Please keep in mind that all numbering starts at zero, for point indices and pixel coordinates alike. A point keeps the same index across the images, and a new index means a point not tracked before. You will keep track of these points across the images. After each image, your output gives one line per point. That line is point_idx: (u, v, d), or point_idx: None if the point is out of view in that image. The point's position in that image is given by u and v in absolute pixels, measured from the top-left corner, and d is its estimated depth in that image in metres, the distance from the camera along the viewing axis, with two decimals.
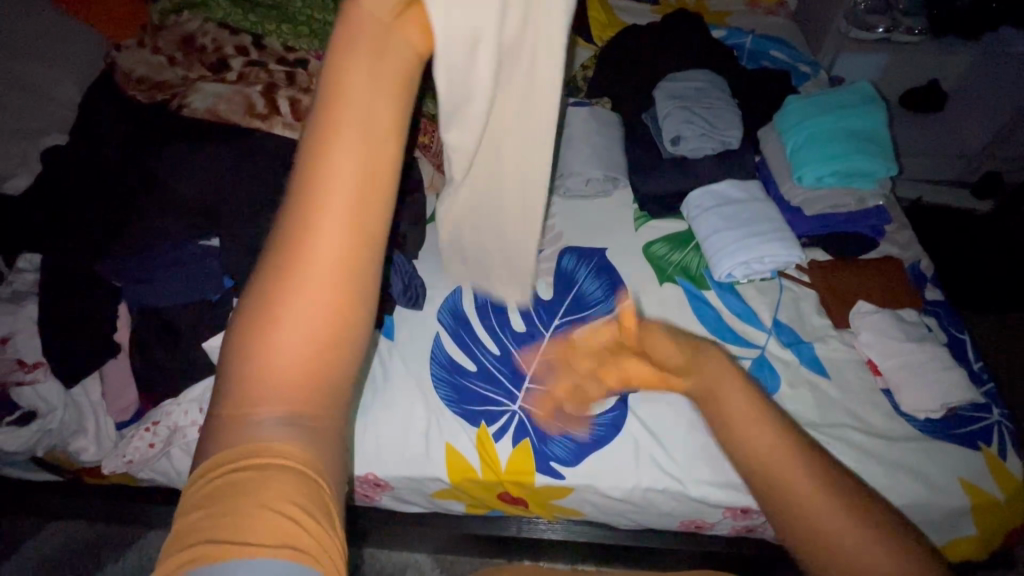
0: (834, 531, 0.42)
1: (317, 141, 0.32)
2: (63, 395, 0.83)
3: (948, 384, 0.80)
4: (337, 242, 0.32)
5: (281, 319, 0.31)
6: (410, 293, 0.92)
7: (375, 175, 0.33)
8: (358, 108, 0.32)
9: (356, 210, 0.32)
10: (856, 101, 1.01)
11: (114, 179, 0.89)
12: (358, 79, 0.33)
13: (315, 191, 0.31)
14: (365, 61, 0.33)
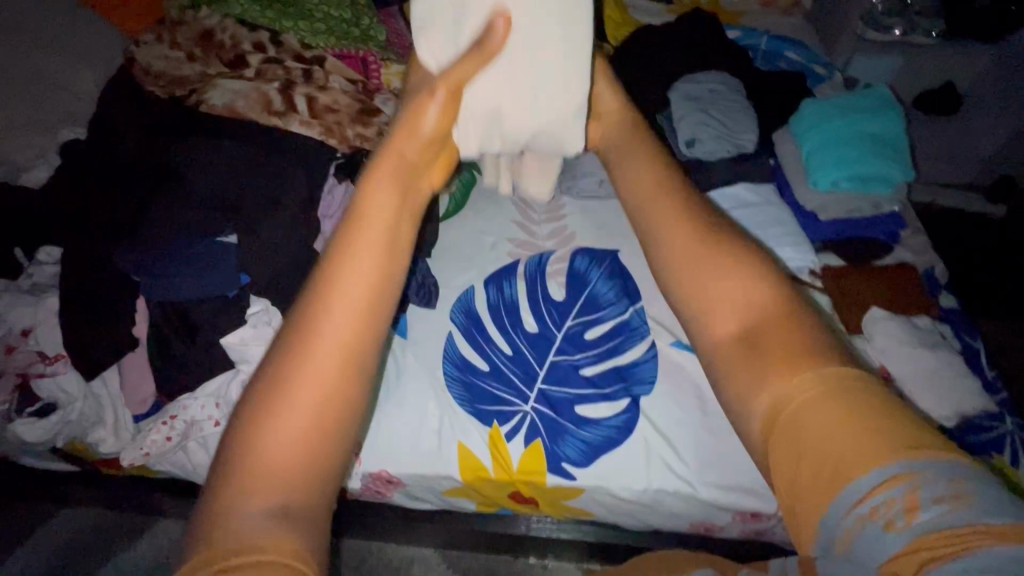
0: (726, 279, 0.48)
1: (343, 249, 0.41)
2: (83, 388, 0.85)
3: (960, 392, 0.80)
4: (355, 326, 0.40)
5: (291, 395, 0.38)
6: (423, 291, 0.94)
7: (383, 282, 0.42)
8: (379, 228, 0.43)
9: (367, 306, 0.41)
10: (873, 105, 1.00)
11: (138, 175, 0.91)
12: (381, 206, 0.43)
13: (332, 286, 0.40)
14: (391, 192, 0.44)
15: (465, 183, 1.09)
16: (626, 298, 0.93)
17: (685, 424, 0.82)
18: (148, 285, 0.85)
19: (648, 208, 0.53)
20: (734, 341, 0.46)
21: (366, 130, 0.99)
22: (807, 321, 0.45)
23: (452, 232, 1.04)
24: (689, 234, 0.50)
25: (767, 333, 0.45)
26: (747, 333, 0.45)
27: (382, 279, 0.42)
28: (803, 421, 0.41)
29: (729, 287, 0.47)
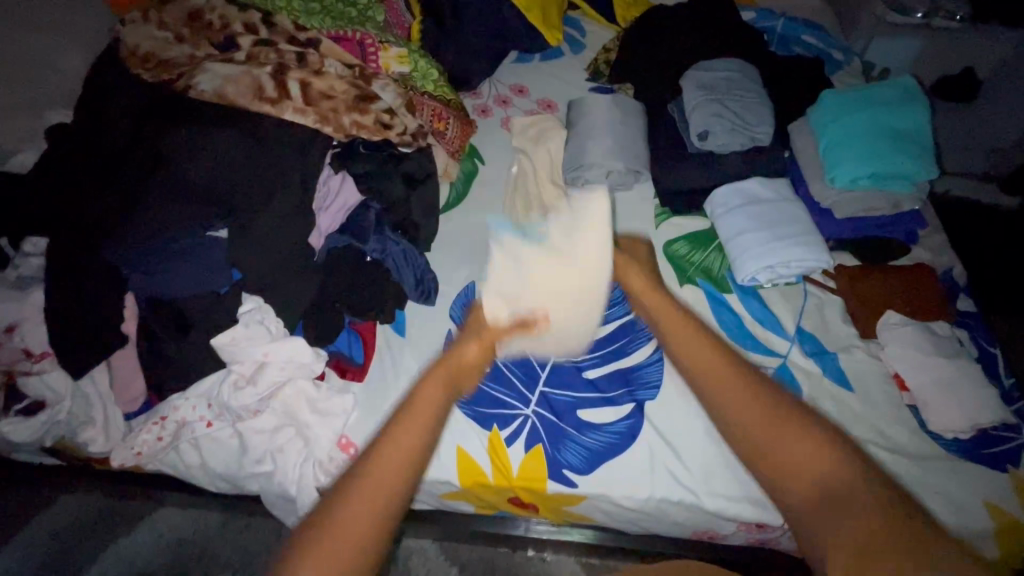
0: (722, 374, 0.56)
1: (396, 422, 0.50)
2: (72, 386, 0.82)
3: (979, 403, 0.77)
4: (397, 473, 0.47)
5: (336, 529, 0.45)
6: (422, 287, 0.91)
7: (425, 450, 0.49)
8: (425, 411, 0.51)
9: (404, 466, 0.48)
10: (897, 97, 0.95)
11: (123, 164, 0.87)
12: (431, 387, 0.53)
13: (381, 444, 0.49)
14: (439, 388, 0.53)
15: (466, 173, 1.08)
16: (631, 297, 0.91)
17: (690, 431, 0.80)
18: (137, 281, 0.83)
19: (675, 332, 0.61)
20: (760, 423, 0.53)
21: (363, 118, 0.95)
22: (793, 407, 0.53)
23: (453, 226, 1.02)
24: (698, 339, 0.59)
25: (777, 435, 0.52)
26: (757, 446, 0.53)
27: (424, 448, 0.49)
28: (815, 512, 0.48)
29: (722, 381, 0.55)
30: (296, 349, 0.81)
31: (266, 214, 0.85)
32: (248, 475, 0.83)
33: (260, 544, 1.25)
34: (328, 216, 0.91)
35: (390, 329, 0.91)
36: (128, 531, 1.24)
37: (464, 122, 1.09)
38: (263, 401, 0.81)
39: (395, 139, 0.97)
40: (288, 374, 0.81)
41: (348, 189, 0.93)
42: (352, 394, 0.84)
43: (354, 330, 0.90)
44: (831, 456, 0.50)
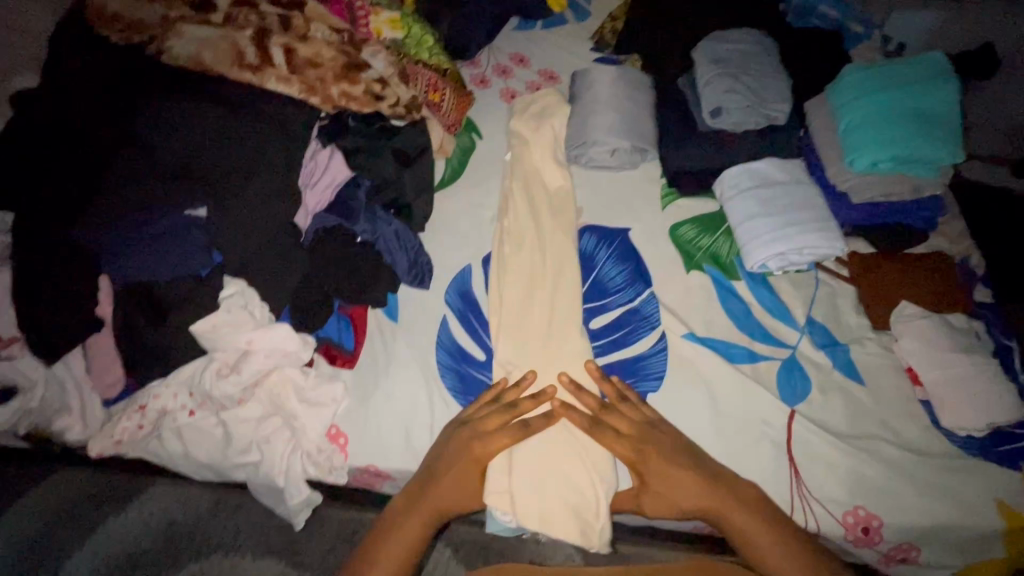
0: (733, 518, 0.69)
1: (391, 533, 0.73)
2: (45, 372, 0.78)
3: (996, 400, 0.74)
4: (411, 536, 0.72)
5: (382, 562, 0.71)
6: (416, 270, 0.86)
7: (413, 552, 0.72)
8: (414, 513, 0.73)
9: (411, 537, 0.72)
10: (926, 76, 0.89)
11: (91, 136, 0.81)
12: (412, 515, 0.73)
13: (383, 555, 0.71)
14: (417, 516, 0.73)
15: (463, 148, 1.02)
16: (634, 283, 0.87)
17: (695, 426, 0.78)
18: (110, 262, 0.78)
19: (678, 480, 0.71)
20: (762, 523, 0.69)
21: (352, 88, 0.89)
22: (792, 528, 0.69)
23: (448, 205, 0.96)
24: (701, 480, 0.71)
25: (756, 535, 0.68)
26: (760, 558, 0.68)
27: (414, 542, 0.72)
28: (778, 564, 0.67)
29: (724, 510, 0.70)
30: (280, 337, 0.77)
31: (248, 193, 0.79)
32: (234, 465, 0.79)
33: (254, 523, 1.21)
34: (316, 193, 0.85)
35: (382, 313, 0.86)
36: (118, 511, 1.22)
37: (461, 95, 1.02)
38: (248, 389, 0.78)
39: (387, 112, 0.91)
40: (273, 362, 0.77)
41: (337, 165, 0.87)
42: (341, 383, 0.80)
43: (344, 315, 0.85)
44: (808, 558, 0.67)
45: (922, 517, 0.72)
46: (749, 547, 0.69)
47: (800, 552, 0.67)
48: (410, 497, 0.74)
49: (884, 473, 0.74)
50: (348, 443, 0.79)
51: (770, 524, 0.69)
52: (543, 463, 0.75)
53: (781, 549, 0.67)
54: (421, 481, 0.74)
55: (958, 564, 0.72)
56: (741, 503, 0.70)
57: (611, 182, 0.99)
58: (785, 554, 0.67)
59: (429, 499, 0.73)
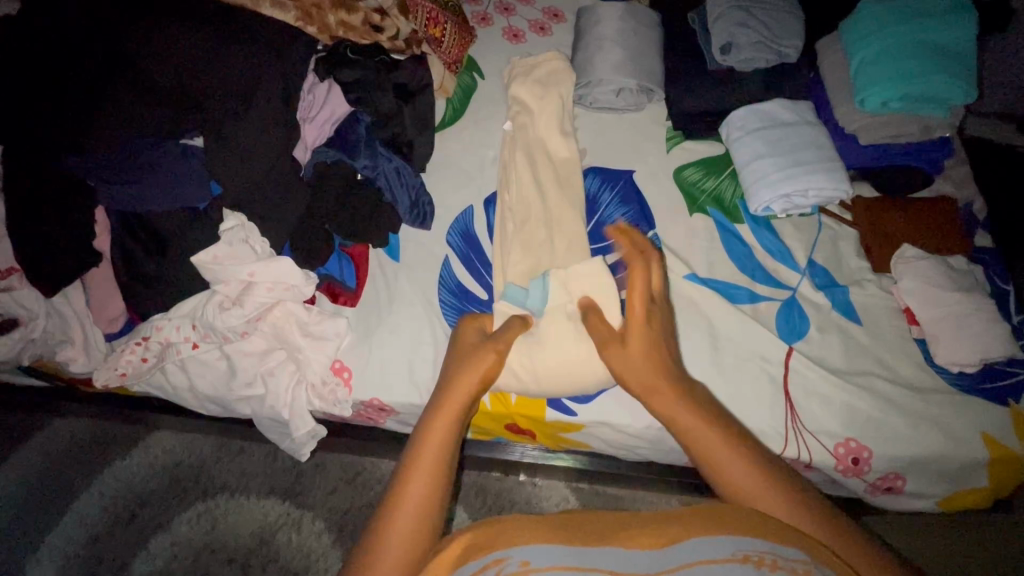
0: (692, 428, 0.55)
1: (415, 447, 0.54)
2: (45, 304, 0.78)
3: (990, 337, 0.76)
4: (441, 444, 0.54)
5: (405, 494, 0.51)
6: (417, 210, 0.86)
7: (450, 460, 0.54)
8: (444, 417, 0.56)
9: (442, 449, 0.54)
10: (944, 10, 0.86)
11: (71, 60, 0.75)
12: (439, 423, 0.56)
13: (414, 469, 0.53)
14: (445, 422, 0.56)
15: (464, 87, 0.99)
16: (638, 224, 0.87)
17: (694, 363, 0.79)
18: (109, 193, 0.77)
19: (654, 390, 0.59)
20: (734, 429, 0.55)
21: (350, 18, 0.88)
22: (746, 439, 0.55)
23: (449, 146, 0.94)
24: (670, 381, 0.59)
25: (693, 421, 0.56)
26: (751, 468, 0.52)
27: (447, 457, 0.54)
28: (739, 484, 0.52)
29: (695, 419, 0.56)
30: (282, 270, 0.77)
31: (244, 122, 0.77)
32: (238, 398, 0.80)
33: (256, 465, 1.24)
34: (314, 128, 0.83)
35: (383, 253, 0.86)
36: (123, 452, 1.25)
37: (463, 30, 0.97)
38: (251, 322, 0.78)
39: (386, 45, 0.90)
40: (276, 295, 0.77)
41: (335, 99, 0.84)
42: (344, 318, 0.80)
43: (345, 254, 0.85)
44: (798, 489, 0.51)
45: (912, 447, 0.74)
46: (685, 433, 0.56)
47: (773, 471, 0.52)
48: (433, 407, 0.58)
49: (876, 406, 0.76)
50: (351, 377, 0.79)
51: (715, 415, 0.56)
52: (556, 340, 0.74)
53: (726, 446, 0.53)
54: (437, 390, 0.61)
55: (940, 491, 0.76)
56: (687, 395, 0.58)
57: (616, 124, 0.97)
58: (748, 461, 0.53)
59: (453, 395, 0.58)
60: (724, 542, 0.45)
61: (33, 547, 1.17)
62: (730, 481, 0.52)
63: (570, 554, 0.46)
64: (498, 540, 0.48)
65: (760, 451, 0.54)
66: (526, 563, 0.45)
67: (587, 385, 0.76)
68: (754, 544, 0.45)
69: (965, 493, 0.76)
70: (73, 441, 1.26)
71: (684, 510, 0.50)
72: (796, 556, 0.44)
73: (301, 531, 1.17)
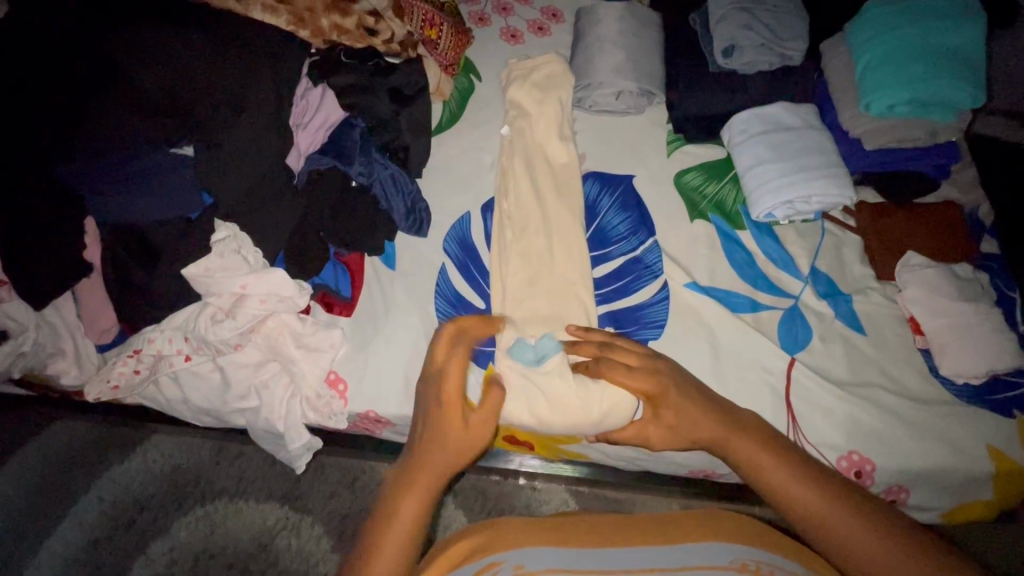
0: (761, 463, 0.57)
1: (396, 502, 0.54)
2: (35, 316, 0.76)
3: (997, 350, 0.75)
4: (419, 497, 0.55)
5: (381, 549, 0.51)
6: (413, 217, 0.84)
7: (425, 515, 0.54)
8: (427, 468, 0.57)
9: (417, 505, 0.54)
10: (952, 11, 0.84)
11: (60, 67, 0.74)
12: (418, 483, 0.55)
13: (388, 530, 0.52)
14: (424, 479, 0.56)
15: (462, 90, 0.97)
16: (638, 231, 0.85)
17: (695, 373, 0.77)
18: (97, 203, 0.76)
19: (689, 416, 0.63)
20: (779, 442, 0.59)
21: (344, 21, 0.85)
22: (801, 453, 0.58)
23: (445, 150, 0.93)
24: (708, 414, 0.62)
25: (769, 468, 0.56)
26: (810, 481, 0.54)
27: (422, 515, 0.54)
28: (811, 511, 0.52)
29: (751, 450, 0.58)
30: (276, 282, 0.75)
31: (236, 130, 0.76)
32: (233, 410, 0.79)
33: (255, 470, 1.23)
34: (307, 134, 0.81)
35: (379, 261, 0.84)
36: (120, 458, 1.24)
37: (458, 28, 0.95)
38: (244, 334, 0.77)
39: (381, 48, 0.87)
40: (269, 307, 0.76)
41: (328, 104, 0.82)
42: (340, 329, 0.79)
43: (340, 263, 0.83)
44: (864, 514, 0.51)
45: (917, 461, 0.73)
46: (762, 480, 0.56)
47: (818, 482, 0.54)
48: (416, 460, 0.58)
49: (879, 418, 0.75)
50: (347, 389, 0.78)
51: (787, 456, 0.57)
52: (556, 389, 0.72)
53: (781, 465, 0.56)
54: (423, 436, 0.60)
55: (944, 504, 0.75)
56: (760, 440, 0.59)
57: (616, 127, 0.95)
58: (803, 481, 0.54)
59: (434, 452, 0.58)
60: (726, 549, 0.49)
61: (31, 554, 1.16)
62: (791, 503, 0.53)
63: (567, 558, 0.49)
64: (496, 547, 0.50)
65: (815, 467, 0.56)
66: (520, 566, 0.48)
67: (584, 422, 0.73)
68: (753, 552, 0.49)
69: (968, 505, 0.75)
70: (70, 446, 1.25)
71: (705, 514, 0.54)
72: (794, 569, 0.48)
73: (300, 536, 1.17)
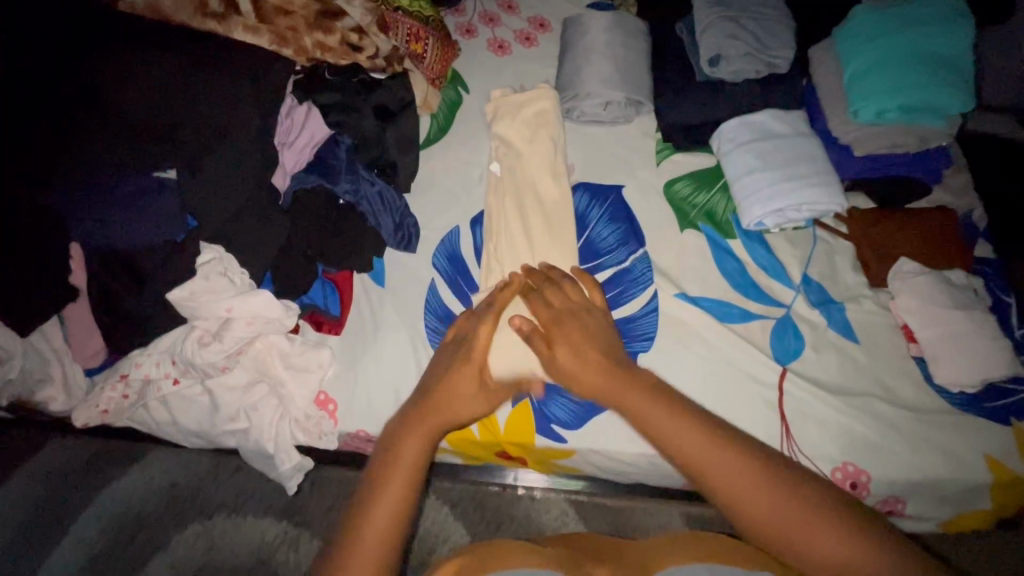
0: (659, 414, 0.57)
1: (387, 462, 0.58)
2: (21, 342, 0.76)
3: (992, 357, 0.74)
4: (421, 446, 0.60)
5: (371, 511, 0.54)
6: (402, 233, 0.84)
7: (416, 489, 0.57)
8: (430, 422, 0.62)
9: (416, 464, 0.58)
10: (940, 15, 0.84)
11: (41, 93, 0.74)
12: (414, 439, 0.60)
13: (378, 487, 0.56)
14: (422, 437, 0.60)
15: (449, 103, 0.97)
16: (628, 242, 0.85)
17: (685, 384, 0.77)
18: (81, 228, 0.75)
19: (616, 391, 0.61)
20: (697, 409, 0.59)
21: (327, 39, 0.84)
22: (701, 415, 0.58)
23: (434, 164, 0.92)
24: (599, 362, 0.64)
25: (673, 428, 0.56)
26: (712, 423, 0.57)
27: (418, 468, 0.58)
28: (711, 465, 0.53)
29: (653, 402, 0.59)
30: (261, 303, 0.75)
31: (218, 151, 0.76)
32: (223, 432, 0.79)
33: (252, 485, 1.22)
34: (294, 153, 0.81)
35: (368, 278, 0.84)
36: (116, 475, 1.24)
37: (445, 43, 0.94)
38: (232, 357, 0.76)
39: (366, 64, 0.86)
40: (256, 329, 0.75)
41: (315, 123, 0.82)
42: (328, 348, 0.79)
43: (329, 280, 0.83)
44: (755, 457, 0.54)
45: (913, 471, 0.72)
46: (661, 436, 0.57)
47: (718, 433, 0.55)
48: (416, 417, 0.63)
49: (874, 429, 0.74)
50: (336, 409, 0.78)
51: (703, 423, 0.56)
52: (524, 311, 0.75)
53: (677, 417, 0.57)
54: (418, 401, 0.65)
55: (942, 513, 0.74)
56: (657, 402, 0.59)
57: (604, 138, 0.94)
58: (705, 436, 0.55)
59: (431, 414, 0.63)
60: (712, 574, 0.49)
61: None
62: (687, 452, 0.54)
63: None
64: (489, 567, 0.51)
65: (719, 424, 0.57)
66: None
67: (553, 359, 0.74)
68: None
69: (968, 515, 0.74)
70: (66, 466, 1.24)
71: (685, 544, 0.56)
72: None
73: (299, 550, 1.16)
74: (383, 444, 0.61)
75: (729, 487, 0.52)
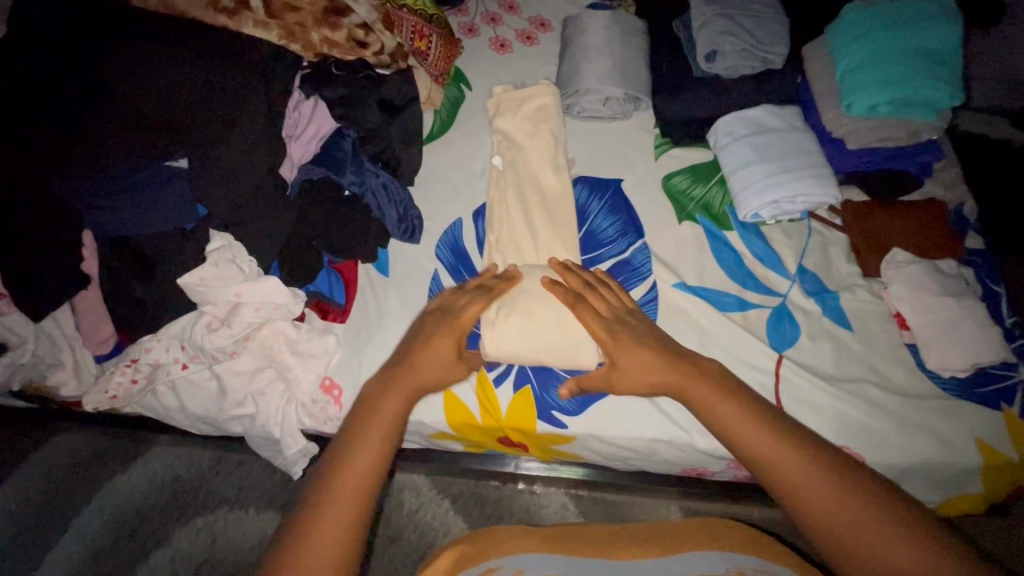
0: (721, 410, 0.62)
1: (364, 419, 0.59)
2: (34, 328, 0.78)
3: (982, 343, 0.76)
4: (398, 406, 0.61)
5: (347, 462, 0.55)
6: (405, 224, 0.86)
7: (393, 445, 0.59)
8: (406, 385, 0.64)
9: (393, 421, 0.60)
10: (931, 12, 0.86)
11: (57, 85, 0.76)
12: (392, 398, 0.62)
13: (356, 441, 0.57)
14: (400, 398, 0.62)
15: (451, 99, 0.99)
16: (626, 234, 0.87)
17: None
18: (94, 217, 0.77)
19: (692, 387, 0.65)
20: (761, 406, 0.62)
21: (334, 34, 0.86)
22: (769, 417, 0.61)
23: (437, 158, 0.94)
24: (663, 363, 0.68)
25: (741, 423, 0.59)
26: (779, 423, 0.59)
27: (396, 425, 0.60)
28: (774, 458, 0.56)
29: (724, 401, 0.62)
30: (270, 290, 0.77)
31: (228, 142, 0.78)
32: (230, 417, 0.81)
33: (255, 479, 1.24)
34: (300, 145, 0.82)
35: (373, 268, 0.86)
36: (120, 468, 1.25)
37: (449, 41, 0.96)
38: (240, 342, 0.78)
39: (371, 60, 0.88)
40: (263, 315, 0.77)
41: (322, 115, 0.83)
42: (334, 335, 0.80)
43: (334, 270, 0.85)
44: (818, 456, 0.56)
45: (906, 455, 0.74)
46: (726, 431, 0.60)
47: (786, 432, 0.58)
48: (394, 380, 0.65)
49: (868, 413, 0.76)
50: (341, 395, 0.79)
51: (768, 422, 0.59)
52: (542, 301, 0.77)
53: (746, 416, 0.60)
54: (394, 366, 0.67)
55: (934, 497, 0.76)
56: (732, 402, 0.62)
57: (604, 133, 0.96)
58: (769, 432, 0.58)
59: (408, 379, 0.65)
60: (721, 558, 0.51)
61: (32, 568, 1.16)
62: (749, 446, 0.58)
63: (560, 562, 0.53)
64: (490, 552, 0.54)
65: (788, 425, 0.60)
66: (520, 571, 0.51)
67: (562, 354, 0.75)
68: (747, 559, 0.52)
69: (959, 498, 0.76)
70: (71, 459, 1.25)
71: (715, 527, 0.58)
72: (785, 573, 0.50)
73: None
74: (359, 405, 0.62)
75: (786, 478, 0.55)
